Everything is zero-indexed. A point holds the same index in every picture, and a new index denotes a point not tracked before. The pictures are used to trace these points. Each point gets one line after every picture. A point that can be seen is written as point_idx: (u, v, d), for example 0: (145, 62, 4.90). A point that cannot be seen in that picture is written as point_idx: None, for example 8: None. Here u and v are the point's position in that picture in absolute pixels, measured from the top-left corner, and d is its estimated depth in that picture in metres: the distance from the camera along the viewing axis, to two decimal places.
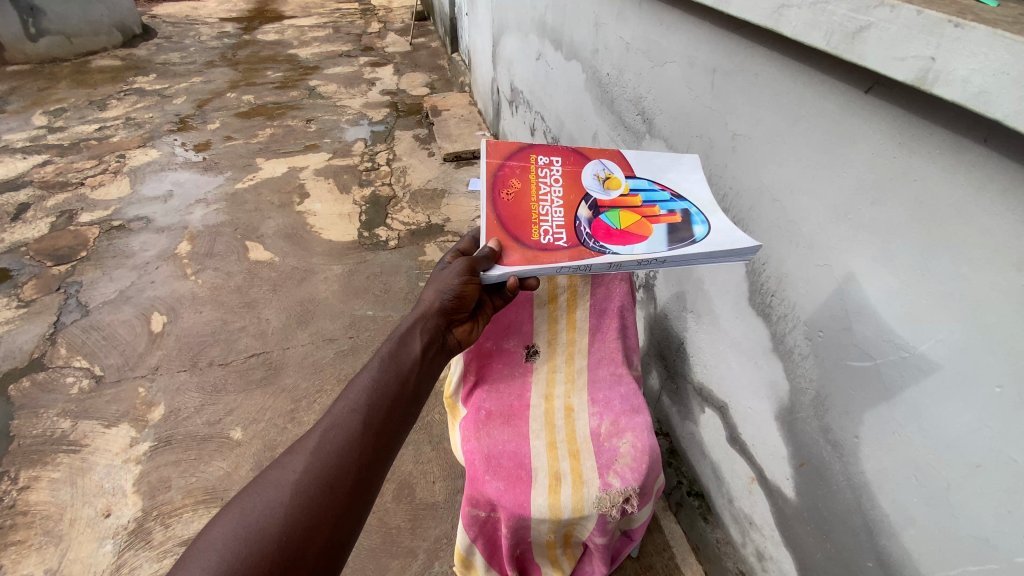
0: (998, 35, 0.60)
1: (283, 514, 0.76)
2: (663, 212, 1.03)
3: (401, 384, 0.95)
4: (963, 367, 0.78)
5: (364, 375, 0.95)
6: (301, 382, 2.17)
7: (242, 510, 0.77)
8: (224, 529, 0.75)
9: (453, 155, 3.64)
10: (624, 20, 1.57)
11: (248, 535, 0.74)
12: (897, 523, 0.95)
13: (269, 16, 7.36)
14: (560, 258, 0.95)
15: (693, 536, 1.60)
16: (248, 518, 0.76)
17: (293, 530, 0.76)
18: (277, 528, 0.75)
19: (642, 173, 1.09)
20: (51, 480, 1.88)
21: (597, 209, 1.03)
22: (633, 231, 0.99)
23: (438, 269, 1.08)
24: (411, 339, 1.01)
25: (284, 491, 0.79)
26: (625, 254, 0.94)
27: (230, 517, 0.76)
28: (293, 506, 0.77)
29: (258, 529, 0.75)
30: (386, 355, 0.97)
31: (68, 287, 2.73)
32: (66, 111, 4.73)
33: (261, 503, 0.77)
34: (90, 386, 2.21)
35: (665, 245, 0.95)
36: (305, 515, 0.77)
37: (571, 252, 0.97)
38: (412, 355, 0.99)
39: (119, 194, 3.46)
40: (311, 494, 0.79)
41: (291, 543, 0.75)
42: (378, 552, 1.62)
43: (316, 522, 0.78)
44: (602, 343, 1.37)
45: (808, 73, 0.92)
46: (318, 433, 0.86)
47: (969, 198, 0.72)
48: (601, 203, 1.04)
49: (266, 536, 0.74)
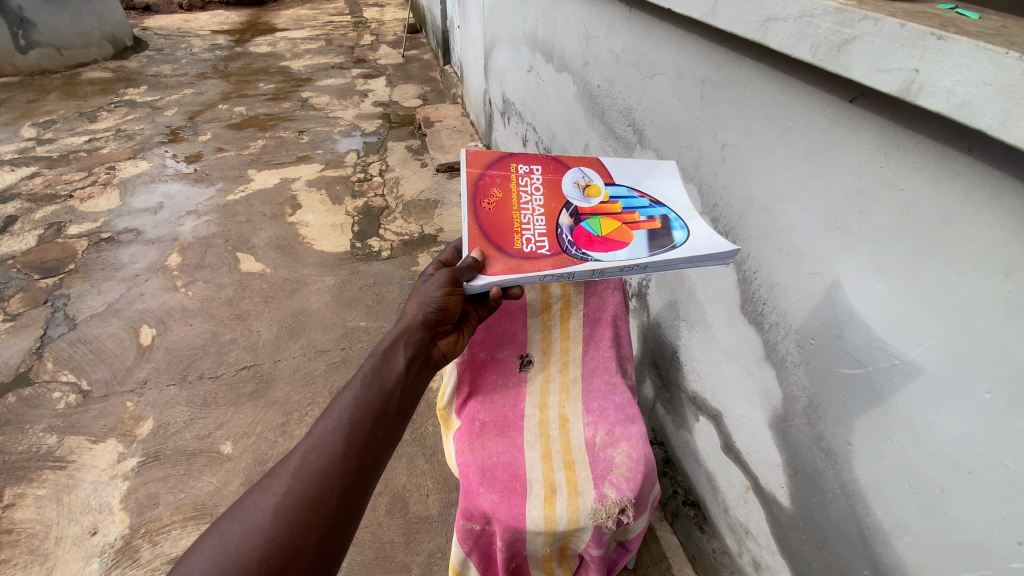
0: (980, 47, 0.62)
1: (263, 540, 0.75)
2: (643, 218, 1.04)
3: (385, 401, 0.94)
4: (952, 373, 0.79)
5: (347, 392, 0.93)
6: (292, 394, 2.14)
7: (222, 537, 0.76)
8: (203, 558, 0.74)
9: (446, 165, 3.66)
10: (614, 33, 1.59)
11: (227, 561, 0.73)
12: (892, 531, 0.95)
13: (262, 28, 7.40)
14: (543, 266, 0.95)
15: (689, 546, 1.59)
16: (228, 545, 0.75)
17: (273, 556, 0.75)
18: (256, 555, 0.74)
19: (621, 180, 1.10)
20: (36, 498, 1.84)
21: (578, 216, 1.04)
22: (614, 238, 1.00)
23: (420, 281, 1.08)
24: (396, 354, 1.00)
25: (264, 515, 0.77)
26: (607, 261, 0.94)
27: (209, 545, 0.75)
28: (274, 532, 0.76)
29: (237, 556, 0.74)
30: (369, 371, 0.96)
31: (55, 300, 2.69)
32: (56, 123, 4.70)
33: (242, 529, 0.76)
34: (77, 401, 2.17)
35: (646, 251, 0.96)
36: (286, 540, 0.76)
37: (553, 260, 0.97)
38: (397, 371, 0.98)
39: (108, 206, 3.44)
40: (292, 518, 0.78)
41: (272, 568, 0.74)
42: (371, 567, 1.60)
43: (297, 547, 0.76)
44: (596, 352, 1.38)
45: (795, 85, 0.94)
46: (299, 454, 0.84)
47: (954, 206, 0.74)
48: (582, 210, 1.05)
49: (245, 563, 0.73)
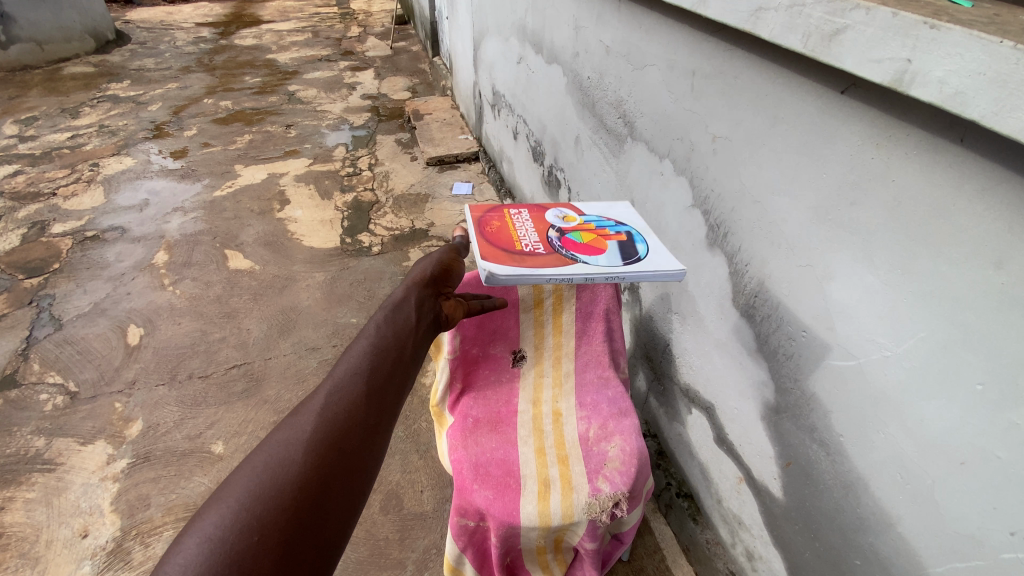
0: (973, 36, 0.61)
1: (297, 471, 0.71)
2: (613, 234, 1.06)
3: (400, 350, 0.93)
4: (943, 365, 0.79)
5: (361, 341, 0.93)
6: (283, 393, 2.13)
7: (252, 471, 0.70)
8: (234, 489, 0.68)
9: (436, 159, 3.62)
10: (603, 23, 1.57)
11: (262, 490, 0.68)
12: (884, 521, 0.95)
13: (247, 20, 7.28)
14: (529, 262, 0.95)
15: (683, 537, 1.60)
16: (260, 477, 0.69)
17: (309, 486, 0.70)
18: (293, 483, 0.70)
19: (590, 213, 1.15)
20: (25, 501, 1.82)
21: (557, 233, 1.06)
22: (591, 248, 1.01)
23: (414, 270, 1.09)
24: (408, 305, 1.00)
25: (295, 449, 0.73)
26: (589, 263, 0.94)
27: (238, 479, 0.70)
28: (305, 464, 0.72)
29: (273, 483, 0.69)
30: (383, 321, 0.96)
31: (40, 300, 2.65)
32: (37, 119, 4.60)
33: (273, 461, 0.71)
34: (65, 402, 2.14)
35: (621, 257, 0.97)
36: (319, 472, 0.72)
37: (538, 258, 0.96)
38: (410, 321, 0.98)
39: (93, 203, 3.38)
40: (322, 452, 0.74)
41: (307, 499, 0.69)
42: (366, 565, 1.59)
43: (330, 476, 0.72)
44: (589, 347, 1.37)
45: (786, 75, 0.93)
46: (321, 397, 0.82)
47: (946, 197, 0.73)
48: (560, 229, 1.07)
49: (281, 492, 0.68)
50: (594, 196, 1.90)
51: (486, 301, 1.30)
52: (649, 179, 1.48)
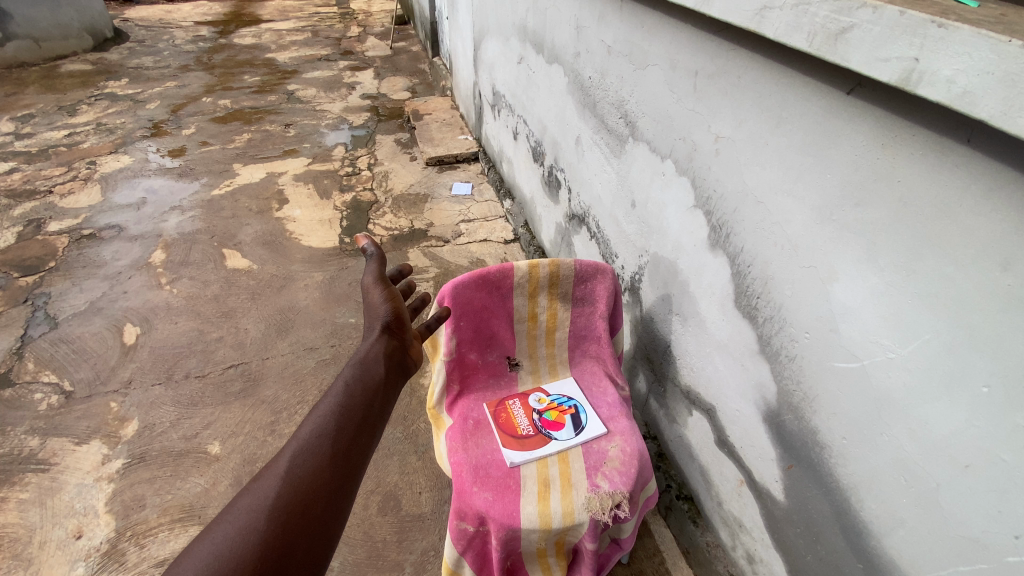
0: (982, 36, 0.60)
1: (258, 540, 0.69)
2: (568, 406, 1.42)
3: (366, 408, 0.91)
4: (950, 367, 0.78)
5: (328, 399, 0.91)
6: (281, 394, 2.11)
7: (213, 541, 0.69)
8: (194, 562, 0.67)
9: (436, 159, 3.61)
10: (606, 23, 1.56)
11: (222, 564, 0.66)
12: (885, 525, 0.95)
13: (246, 19, 7.25)
14: (512, 450, 1.31)
15: (683, 540, 1.58)
16: (221, 548, 0.68)
17: (270, 557, 0.68)
18: (252, 556, 0.68)
19: (553, 389, 1.49)
20: (19, 501, 1.80)
21: (531, 416, 1.40)
22: (555, 422, 1.38)
23: (370, 316, 1.12)
24: (376, 363, 1.00)
25: (258, 515, 0.71)
26: (554, 443, 1.32)
27: (199, 551, 0.68)
28: (269, 531, 0.70)
29: (232, 557, 0.67)
30: (351, 379, 0.95)
31: (35, 299, 2.63)
32: (34, 117, 4.57)
33: (235, 528, 0.70)
34: (60, 402, 2.12)
35: (575, 431, 1.35)
36: (281, 538, 0.70)
37: (519, 445, 1.32)
38: (378, 378, 0.97)
39: (89, 202, 3.36)
40: (286, 517, 0.72)
41: (267, 570, 0.68)
42: (363, 567, 1.58)
43: (290, 542, 0.71)
44: (583, 359, 1.54)
45: (792, 75, 0.92)
46: (287, 457, 0.80)
47: (952, 199, 0.72)
48: (534, 413, 1.41)
49: (240, 564, 0.67)
50: (596, 196, 1.89)
51: (483, 305, 1.39)
52: (651, 180, 1.47)
